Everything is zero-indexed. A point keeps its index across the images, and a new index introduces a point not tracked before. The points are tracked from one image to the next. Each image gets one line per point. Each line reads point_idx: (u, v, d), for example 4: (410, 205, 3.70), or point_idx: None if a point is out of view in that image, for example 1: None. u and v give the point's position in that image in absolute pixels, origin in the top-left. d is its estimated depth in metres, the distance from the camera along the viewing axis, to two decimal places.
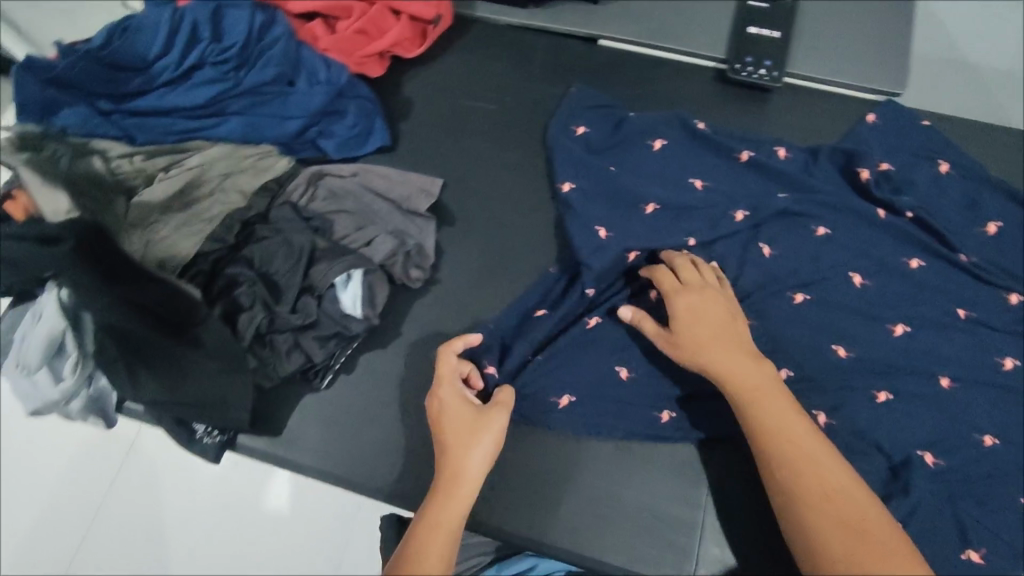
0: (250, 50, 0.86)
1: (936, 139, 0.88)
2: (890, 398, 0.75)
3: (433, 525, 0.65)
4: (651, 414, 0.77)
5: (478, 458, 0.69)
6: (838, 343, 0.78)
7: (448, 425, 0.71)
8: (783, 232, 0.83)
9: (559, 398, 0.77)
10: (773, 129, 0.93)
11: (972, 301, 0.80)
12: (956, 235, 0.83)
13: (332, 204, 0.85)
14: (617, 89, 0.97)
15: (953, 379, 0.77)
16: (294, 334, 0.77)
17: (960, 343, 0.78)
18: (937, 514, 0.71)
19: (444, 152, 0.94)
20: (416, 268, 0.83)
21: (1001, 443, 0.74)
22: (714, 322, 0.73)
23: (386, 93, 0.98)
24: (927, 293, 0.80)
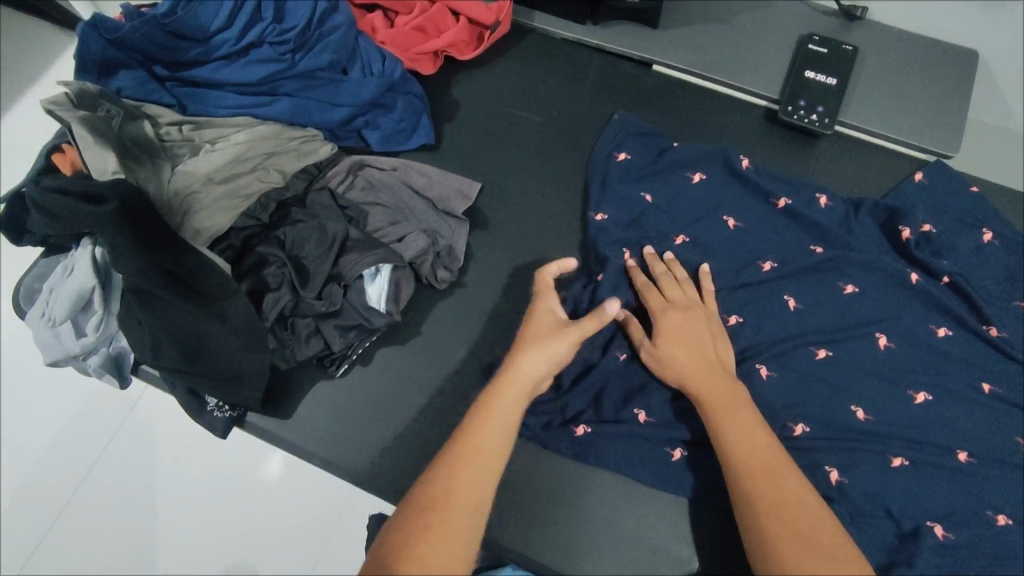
0: (310, 34, 0.87)
1: (980, 206, 0.87)
2: (905, 463, 0.74)
3: (487, 412, 0.63)
4: (663, 449, 0.75)
5: (541, 360, 0.68)
6: (857, 405, 0.76)
7: (532, 328, 0.71)
8: (813, 282, 0.81)
9: (576, 425, 0.77)
10: (815, 175, 0.92)
11: (1000, 376, 0.79)
12: (993, 306, 0.82)
13: (369, 194, 0.87)
14: (663, 117, 0.96)
15: (972, 452, 0.75)
16: (316, 320, 0.77)
17: (982, 418, 0.76)
18: None
19: (485, 158, 0.94)
20: (444, 269, 0.83)
21: (1015, 524, 0.72)
22: (685, 339, 0.73)
23: (435, 92, 0.98)
24: (955, 362, 0.79)
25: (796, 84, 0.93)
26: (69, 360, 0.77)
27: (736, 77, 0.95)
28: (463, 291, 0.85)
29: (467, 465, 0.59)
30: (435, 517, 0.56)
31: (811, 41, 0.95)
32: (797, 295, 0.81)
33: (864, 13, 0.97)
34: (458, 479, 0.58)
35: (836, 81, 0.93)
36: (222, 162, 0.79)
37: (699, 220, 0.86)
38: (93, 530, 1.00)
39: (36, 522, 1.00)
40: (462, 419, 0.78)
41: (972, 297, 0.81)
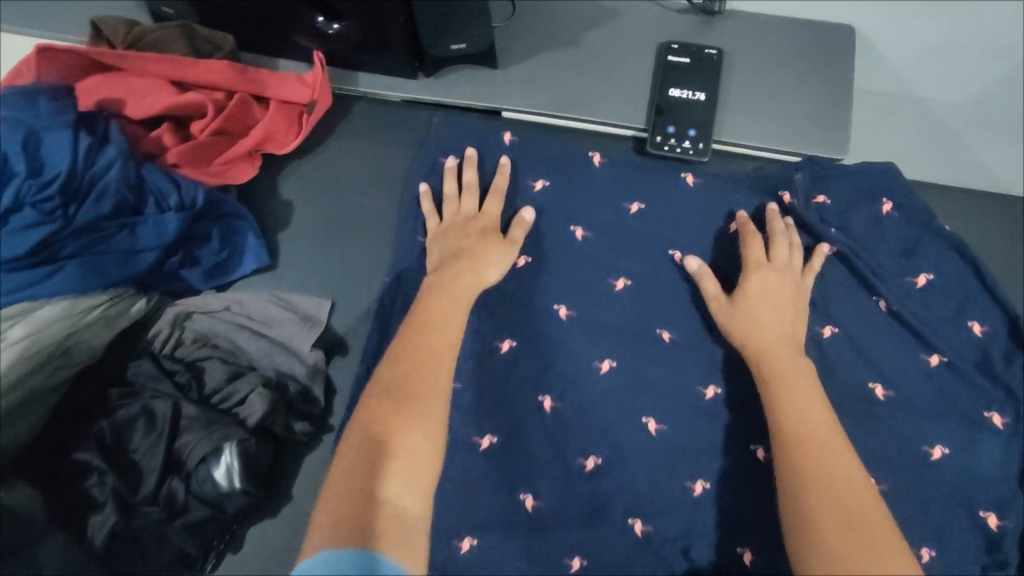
0: (78, 179, 0.72)
1: (881, 174, 0.78)
2: None
3: (417, 336, 0.70)
4: (562, 561, 0.69)
5: (472, 288, 0.74)
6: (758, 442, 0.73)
7: (470, 234, 0.77)
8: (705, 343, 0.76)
9: (462, 542, 0.70)
10: (702, 202, 0.81)
11: (907, 382, 0.72)
12: (890, 282, 0.75)
13: (202, 348, 0.75)
14: (526, 165, 0.84)
15: (882, 479, 0.68)
16: (160, 526, 0.66)
17: (886, 434, 0.70)
18: None
19: (330, 265, 0.82)
20: (302, 418, 0.72)
21: (938, 555, 0.66)
22: (773, 295, 0.71)
23: (261, 199, 0.84)
24: (853, 372, 0.72)
25: (660, 107, 0.83)
26: None
27: (596, 112, 0.83)
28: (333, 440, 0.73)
29: (416, 394, 0.66)
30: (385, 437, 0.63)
31: (670, 51, 0.84)
32: (687, 362, 0.76)
33: (721, 7, 0.87)
34: (391, 444, 0.63)
35: (704, 95, 0.82)
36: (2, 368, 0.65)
37: (582, 277, 0.80)
38: None
39: None
40: None
41: (853, 294, 0.75)
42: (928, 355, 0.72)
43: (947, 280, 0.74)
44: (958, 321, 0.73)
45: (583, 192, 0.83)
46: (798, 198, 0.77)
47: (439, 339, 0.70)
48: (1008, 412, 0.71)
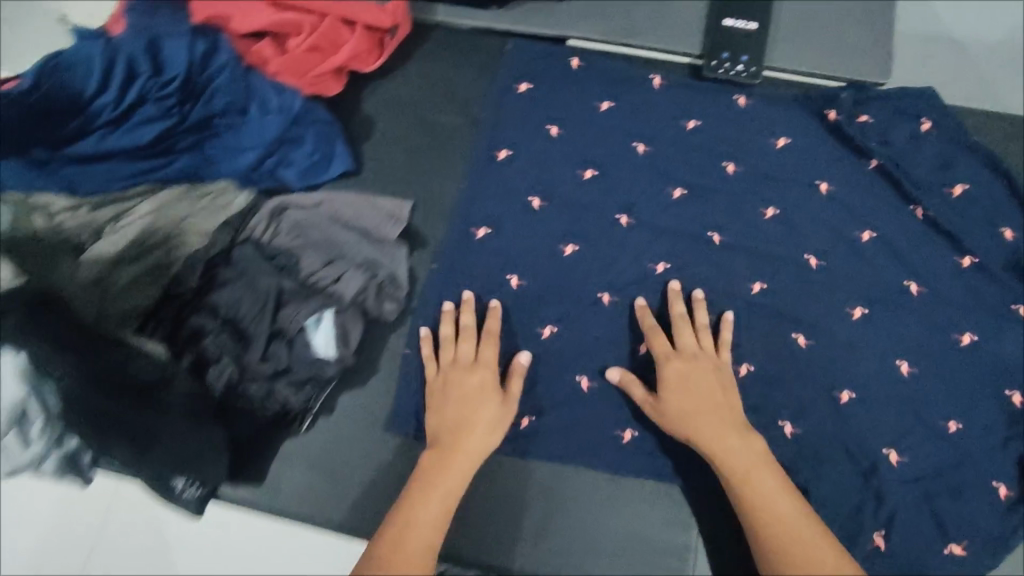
0: (195, 80, 0.81)
1: (925, 95, 0.87)
2: (853, 397, 0.81)
3: (411, 526, 0.69)
4: (614, 433, 0.82)
5: (484, 437, 0.75)
6: (798, 330, 0.83)
7: (464, 403, 0.76)
8: (757, 245, 0.87)
9: (523, 417, 0.82)
10: (754, 119, 0.90)
11: (935, 280, 0.83)
12: (926, 190, 0.84)
13: (297, 237, 0.81)
14: (591, 90, 0.93)
15: (911, 363, 0.82)
16: (267, 382, 0.75)
17: (917, 322, 0.82)
18: (915, 513, 0.78)
19: (413, 172, 0.90)
20: (389, 300, 0.81)
21: (964, 426, 0.80)
22: (690, 383, 0.77)
23: (348, 112, 0.92)
24: (889, 270, 0.84)
25: (715, 35, 0.91)
26: (24, 471, 0.76)
27: (655, 40, 0.93)
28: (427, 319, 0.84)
29: (433, 493, 0.71)
30: (398, 537, 0.68)
31: None
32: (735, 256, 0.86)
33: None
34: (406, 536, 0.68)
35: (757, 25, 0.90)
36: (130, 238, 0.75)
37: (640, 183, 0.91)
38: None
39: None
40: None
41: (890, 203, 0.85)
42: (960, 258, 0.83)
43: (979, 189, 0.84)
44: (989, 230, 0.83)
45: (644, 112, 0.92)
46: (842, 115, 0.87)
47: (435, 509, 0.71)
48: None
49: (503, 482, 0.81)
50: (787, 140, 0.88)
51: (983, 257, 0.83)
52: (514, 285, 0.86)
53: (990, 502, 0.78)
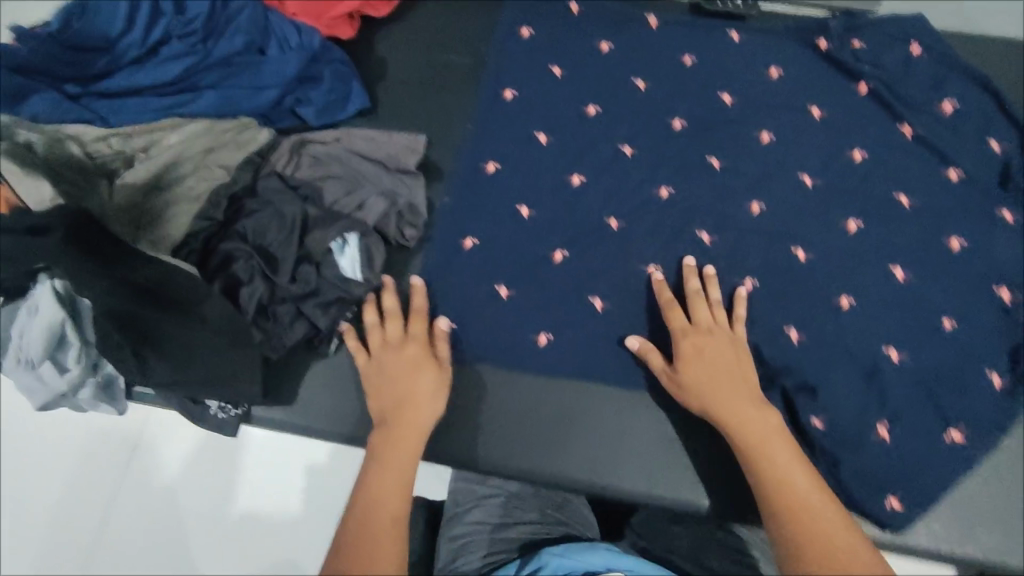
0: (216, 19, 0.85)
1: (912, 22, 0.93)
2: (853, 302, 0.87)
3: (375, 497, 0.67)
4: (630, 346, 0.87)
5: (426, 412, 0.73)
6: (796, 245, 0.90)
7: (396, 380, 0.75)
8: (757, 164, 0.94)
9: (539, 337, 0.88)
10: (749, 51, 0.96)
11: (924, 190, 0.90)
12: (917, 109, 0.92)
13: (318, 169, 0.84)
14: (596, 28, 1.00)
15: (906, 267, 0.88)
16: (296, 303, 0.77)
17: (911, 231, 0.89)
18: (918, 405, 0.84)
19: (428, 109, 0.94)
20: (409, 226, 0.86)
21: (959, 324, 0.86)
22: (707, 356, 0.79)
23: (362, 53, 0.95)
24: (879, 183, 0.91)
25: None
26: (61, 397, 0.78)
27: None
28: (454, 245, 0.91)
29: (383, 481, 0.68)
30: (359, 534, 0.64)
31: None
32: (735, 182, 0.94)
33: None
34: (365, 530, 0.64)
35: None
36: (161, 166, 0.78)
37: (643, 116, 0.98)
38: (131, 543, 1.03)
39: (74, 545, 1.03)
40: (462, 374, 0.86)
41: (882, 122, 0.92)
42: (947, 171, 0.90)
43: (966, 106, 0.91)
44: (979, 138, 0.91)
45: (646, 49, 0.99)
46: (832, 43, 0.95)
47: (391, 477, 0.69)
48: (1014, 208, 0.89)
49: (526, 396, 0.85)
50: (779, 70, 0.95)
51: (971, 169, 0.90)
52: (524, 213, 0.93)
53: (988, 389, 0.85)
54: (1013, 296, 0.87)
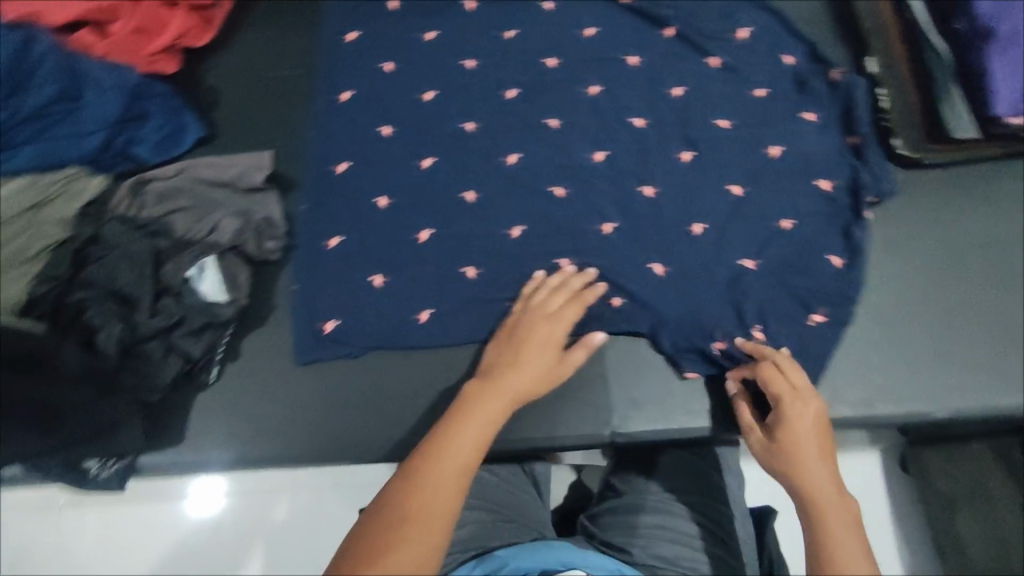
0: (18, 72, 0.87)
1: None
2: (705, 228, 0.90)
3: (433, 460, 0.69)
4: (507, 307, 0.87)
5: (511, 381, 0.77)
6: (644, 182, 0.93)
7: (526, 355, 0.79)
8: (588, 117, 0.97)
9: (419, 314, 0.86)
10: (562, 19, 1.03)
11: (738, 109, 0.97)
12: (716, 40, 1.01)
13: (164, 204, 0.88)
14: (417, 13, 1.04)
15: (742, 183, 0.92)
16: (164, 339, 0.79)
17: (733, 148, 0.94)
18: (784, 313, 0.86)
19: (265, 125, 0.99)
20: (270, 240, 0.89)
21: (798, 223, 0.90)
22: (813, 430, 0.74)
23: (190, 86, 1.01)
24: (698, 108, 0.97)
25: None
26: None
27: None
28: (314, 247, 0.90)
29: (452, 452, 0.70)
30: (408, 522, 0.65)
31: None
32: (574, 133, 0.96)
33: None
34: (412, 504, 0.66)
35: None
36: None
37: (476, 91, 0.99)
38: None
39: None
40: (347, 370, 0.86)
41: (690, 57, 1.01)
42: (755, 90, 0.98)
43: (759, 30, 1.01)
44: (773, 56, 1.00)
45: (469, 25, 1.03)
46: None
47: (471, 440, 0.71)
48: (817, 109, 0.97)
49: (419, 374, 0.86)
50: (595, 28, 1.02)
51: (770, 82, 0.99)
52: (383, 203, 0.92)
53: (841, 289, 0.87)
54: (833, 185, 0.92)
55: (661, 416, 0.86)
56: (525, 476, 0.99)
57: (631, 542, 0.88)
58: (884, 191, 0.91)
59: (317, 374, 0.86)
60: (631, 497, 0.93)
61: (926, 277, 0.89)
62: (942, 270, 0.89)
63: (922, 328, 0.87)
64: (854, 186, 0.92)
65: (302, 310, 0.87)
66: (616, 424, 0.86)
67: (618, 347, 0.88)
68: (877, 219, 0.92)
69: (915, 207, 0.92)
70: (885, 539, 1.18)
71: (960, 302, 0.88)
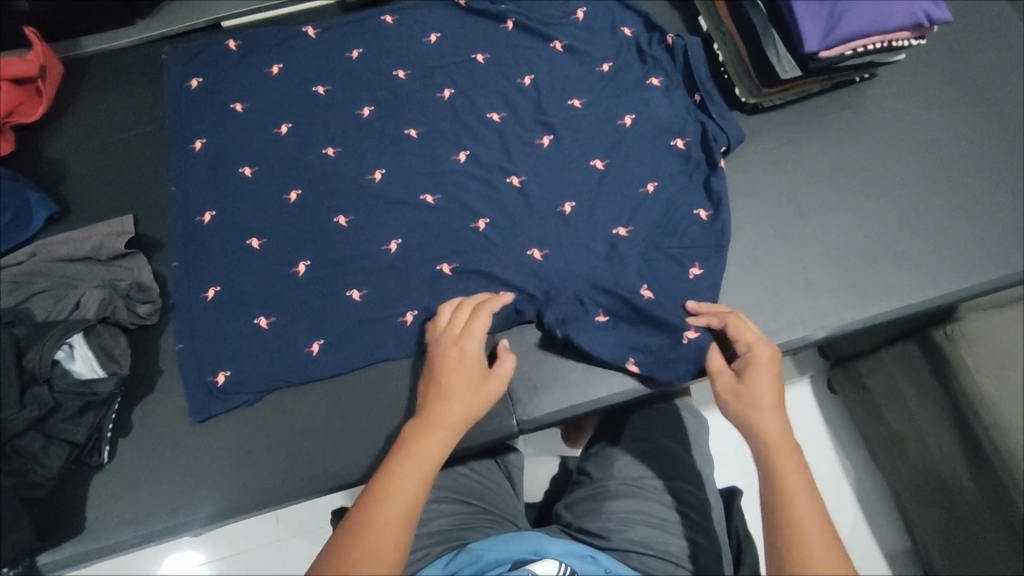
0: None
1: None
2: (574, 205, 0.93)
3: (392, 480, 0.66)
4: (398, 321, 0.87)
5: (450, 403, 0.72)
6: (511, 173, 0.94)
7: (453, 381, 0.74)
8: (447, 121, 0.98)
9: (311, 347, 0.86)
10: (404, 30, 1.04)
11: (588, 87, 1.01)
12: (556, 25, 1.04)
13: (21, 291, 0.84)
14: (258, 48, 1.03)
15: (603, 157, 0.96)
16: (40, 430, 0.74)
17: (590, 124, 0.98)
18: (662, 271, 0.90)
19: (122, 189, 0.96)
20: (143, 304, 0.86)
21: (660, 184, 0.94)
22: (765, 367, 0.76)
23: (32, 164, 0.97)
24: (550, 93, 1.00)
25: None
26: None
27: None
28: (193, 302, 0.88)
29: (413, 470, 0.67)
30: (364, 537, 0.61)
31: None
32: (434, 139, 0.97)
33: None
34: (373, 519, 0.63)
35: None
36: None
37: (333, 116, 0.99)
38: None
39: None
40: (249, 418, 0.84)
41: (536, 45, 1.03)
42: (601, 65, 1.02)
43: (594, 9, 1.05)
44: (612, 31, 1.04)
45: (313, 51, 1.03)
46: None
47: (414, 479, 0.66)
48: (660, 74, 1.01)
49: (322, 407, 0.85)
50: (438, 33, 1.04)
51: (613, 56, 1.03)
52: (256, 244, 0.91)
53: (709, 238, 0.92)
54: (686, 142, 0.97)
55: (566, 397, 0.87)
56: (499, 470, 0.92)
57: (606, 528, 0.84)
58: (732, 141, 0.96)
59: (218, 428, 0.84)
60: (609, 484, 0.89)
61: (785, 214, 0.95)
62: (796, 203, 0.95)
63: (788, 259, 0.93)
64: (705, 139, 0.96)
65: (191, 367, 0.85)
66: (521, 413, 0.86)
67: (514, 337, 0.89)
68: (732, 166, 0.97)
69: (761, 151, 0.98)
70: (824, 459, 1.23)
71: (817, 228, 0.94)
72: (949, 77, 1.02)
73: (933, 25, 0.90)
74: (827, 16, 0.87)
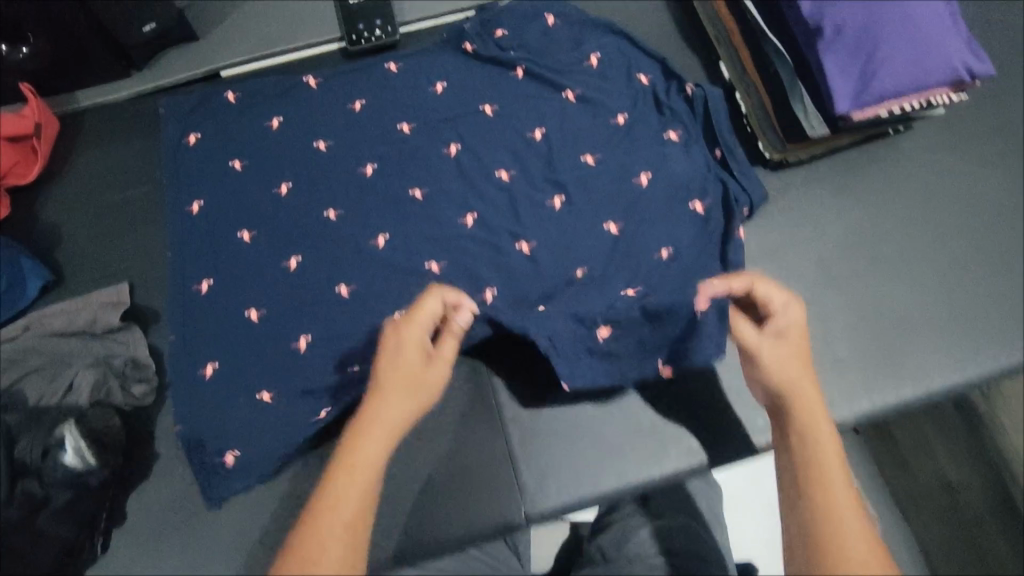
0: None
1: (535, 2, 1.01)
2: (587, 273, 0.88)
3: (331, 508, 0.62)
4: None
5: (389, 412, 0.66)
6: (520, 238, 0.90)
7: (389, 384, 0.67)
8: (454, 180, 0.93)
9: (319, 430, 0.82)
10: (408, 80, 0.99)
11: (601, 141, 0.95)
12: (568, 73, 0.99)
13: (14, 369, 0.81)
14: (258, 100, 0.99)
15: (618, 220, 0.91)
16: (29, 524, 0.73)
17: (604, 184, 0.93)
18: (681, 346, 0.85)
19: (118, 254, 0.93)
20: (138, 383, 0.84)
21: (679, 251, 0.89)
22: (797, 362, 0.68)
23: (27, 227, 0.94)
24: (563, 149, 0.95)
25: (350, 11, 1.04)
26: None
27: (305, 33, 1.04)
28: (189, 379, 0.85)
29: (350, 491, 0.63)
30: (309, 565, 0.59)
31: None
32: (439, 199, 0.92)
33: None
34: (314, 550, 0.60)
35: None
36: None
37: (335, 174, 0.94)
38: None
39: None
40: (249, 504, 0.81)
41: (548, 95, 0.98)
42: (615, 117, 0.96)
43: (609, 54, 1.00)
44: (627, 79, 0.99)
45: (313, 103, 0.98)
46: (477, 42, 1.00)
47: (349, 506, 0.62)
48: (679, 127, 0.96)
49: None
50: (444, 83, 0.99)
51: (629, 107, 0.97)
52: (254, 316, 0.87)
53: None
54: (705, 204, 0.91)
55: (579, 487, 0.83)
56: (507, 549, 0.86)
57: None
58: (754, 202, 0.91)
59: (217, 515, 0.81)
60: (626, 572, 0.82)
61: (811, 280, 0.89)
62: (824, 269, 0.90)
63: (814, 332, 0.87)
64: (727, 200, 0.91)
65: (188, 450, 0.82)
66: (530, 506, 0.82)
67: (523, 421, 0.85)
68: (755, 228, 0.92)
69: (787, 211, 0.92)
70: None
71: (844, 297, 0.88)
72: (990, 128, 0.95)
73: (975, 79, 0.83)
74: (859, 74, 0.80)
